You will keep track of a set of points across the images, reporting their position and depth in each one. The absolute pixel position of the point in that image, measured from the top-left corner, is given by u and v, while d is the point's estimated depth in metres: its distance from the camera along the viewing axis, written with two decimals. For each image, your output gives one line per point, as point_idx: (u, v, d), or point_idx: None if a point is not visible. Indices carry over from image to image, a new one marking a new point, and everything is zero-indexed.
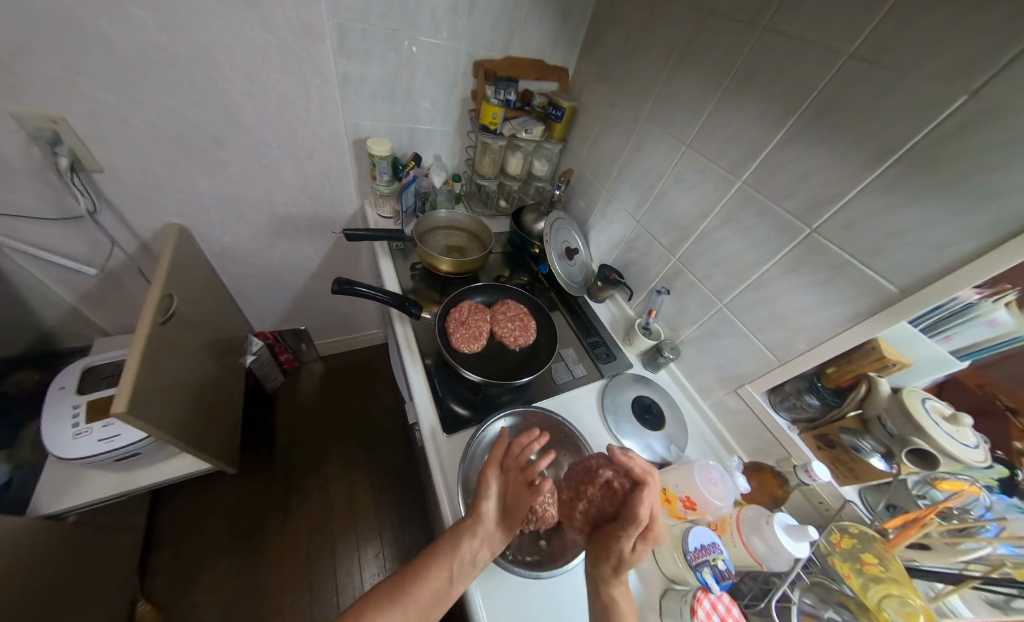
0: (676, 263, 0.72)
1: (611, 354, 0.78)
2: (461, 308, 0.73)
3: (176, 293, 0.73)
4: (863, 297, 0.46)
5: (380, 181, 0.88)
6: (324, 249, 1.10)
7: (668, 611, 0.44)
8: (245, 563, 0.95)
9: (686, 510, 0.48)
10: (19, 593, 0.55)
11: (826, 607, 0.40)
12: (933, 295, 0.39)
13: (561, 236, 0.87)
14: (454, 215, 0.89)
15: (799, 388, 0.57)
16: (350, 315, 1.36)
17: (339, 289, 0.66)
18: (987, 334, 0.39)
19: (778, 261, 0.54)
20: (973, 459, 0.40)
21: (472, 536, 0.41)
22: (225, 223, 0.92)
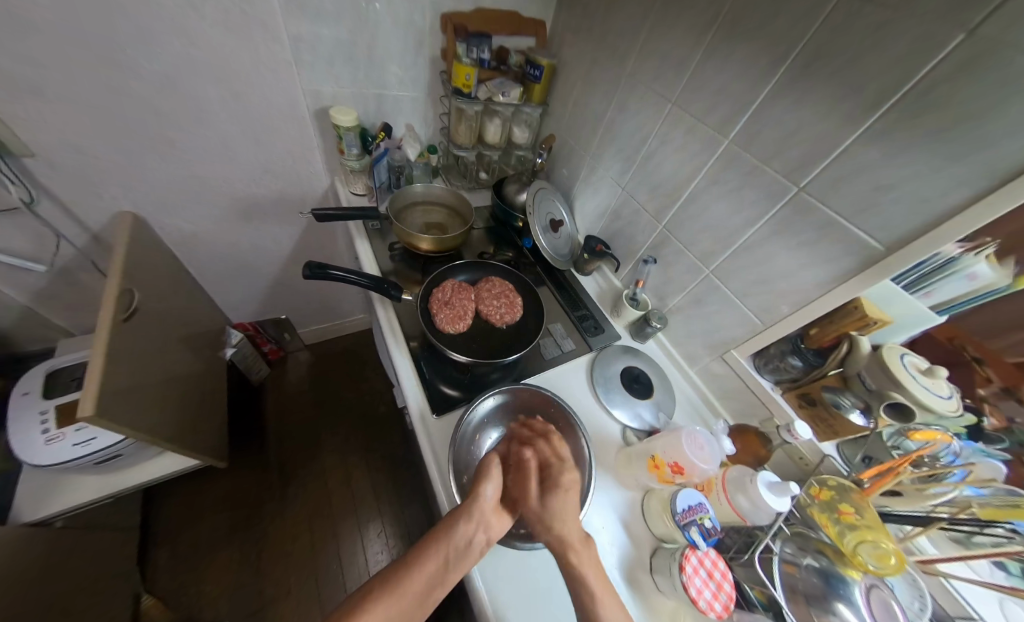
0: (663, 230, 0.71)
1: (600, 326, 0.77)
2: (445, 287, 0.71)
3: (136, 287, 0.68)
4: (847, 257, 0.45)
5: (348, 154, 0.81)
6: (295, 232, 1.04)
7: (658, 567, 0.47)
8: (248, 553, 0.97)
9: (674, 474, 0.49)
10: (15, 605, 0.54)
11: (804, 555, 0.43)
12: (915, 253, 0.39)
13: (545, 207, 0.83)
14: (430, 189, 0.84)
15: (782, 351, 0.57)
16: (331, 300, 1.31)
17: (311, 274, 0.62)
18: (966, 288, 0.40)
19: (764, 224, 0.53)
20: (946, 408, 0.43)
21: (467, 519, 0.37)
22: (183, 209, 0.85)
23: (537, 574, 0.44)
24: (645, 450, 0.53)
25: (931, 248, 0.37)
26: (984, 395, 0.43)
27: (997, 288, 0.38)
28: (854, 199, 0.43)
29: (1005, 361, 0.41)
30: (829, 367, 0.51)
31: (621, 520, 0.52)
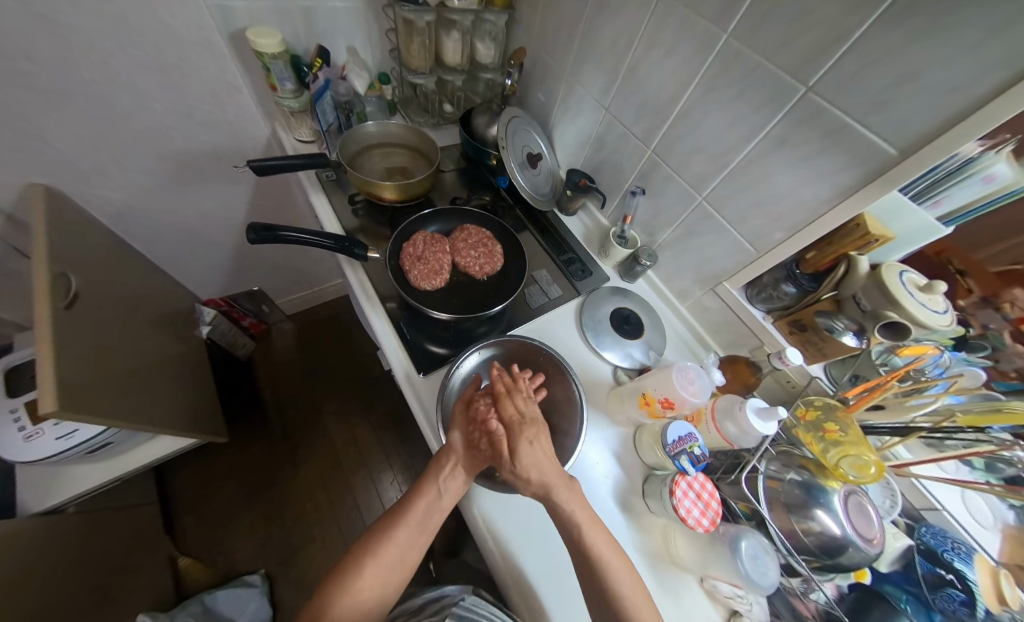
0: (651, 155, 0.63)
1: (587, 269, 0.73)
2: (416, 241, 0.65)
3: (71, 271, 0.60)
4: (855, 167, 0.40)
5: (282, 90, 0.68)
6: (247, 194, 0.93)
7: (649, 493, 0.49)
8: (270, 512, 1.02)
9: (664, 409, 0.49)
10: (44, 588, 0.56)
11: (788, 471, 0.45)
12: (932, 155, 0.34)
13: (519, 138, 0.74)
14: (385, 127, 0.73)
15: (776, 278, 0.54)
16: (305, 266, 1.23)
17: (258, 238, 0.56)
18: (980, 192, 0.37)
19: (763, 138, 0.47)
20: (941, 324, 0.41)
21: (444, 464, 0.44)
22: (104, 177, 0.73)
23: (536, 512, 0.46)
24: (636, 387, 0.53)
25: (952, 146, 0.32)
26: (964, 305, 0.44)
27: (1013, 190, 0.35)
28: (872, 95, 0.36)
29: (988, 272, 0.41)
30: (823, 290, 0.49)
31: (613, 454, 0.53)
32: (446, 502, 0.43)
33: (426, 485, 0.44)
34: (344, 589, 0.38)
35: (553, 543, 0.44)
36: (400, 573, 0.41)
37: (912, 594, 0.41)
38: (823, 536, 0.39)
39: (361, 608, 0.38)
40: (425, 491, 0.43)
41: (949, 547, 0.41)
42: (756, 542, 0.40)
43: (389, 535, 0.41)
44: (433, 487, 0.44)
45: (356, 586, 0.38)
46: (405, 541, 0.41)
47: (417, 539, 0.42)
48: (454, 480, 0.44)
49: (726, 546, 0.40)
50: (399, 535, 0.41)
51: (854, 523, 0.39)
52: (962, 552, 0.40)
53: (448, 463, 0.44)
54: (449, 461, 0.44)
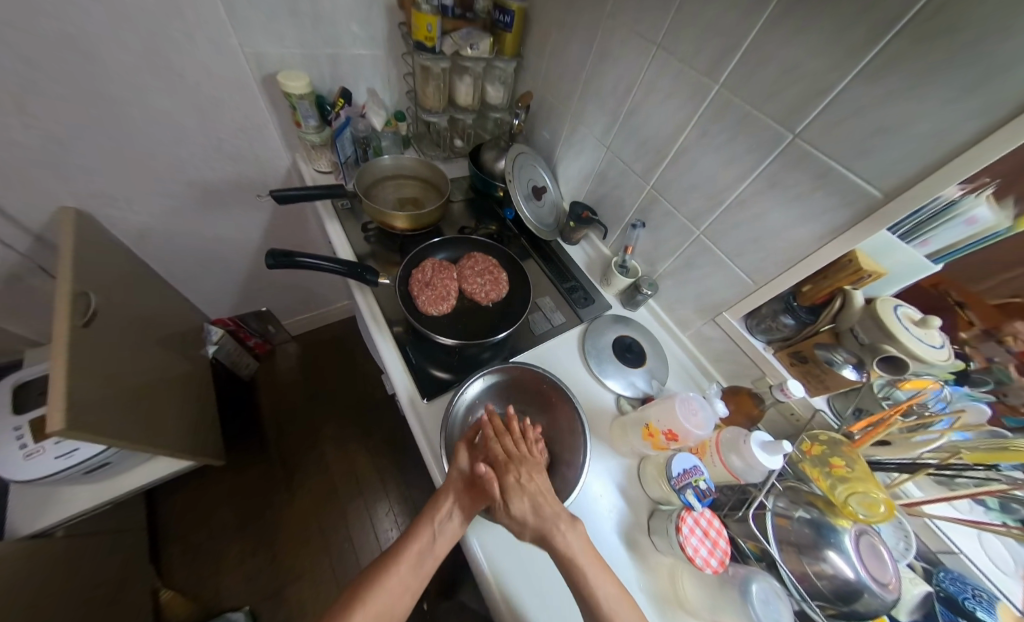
0: (651, 191, 0.67)
1: (589, 297, 0.75)
2: (424, 268, 0.67)
3: (92, 290, 0.62)
4: (845, 208, 0.43)
5: (306, 127, 0.74)
6: (263, 219, 0.98)
7: (655, 529, 0.48)
8: (260, 541, 0.99)
9: (668, 441, 0.48)
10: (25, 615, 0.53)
11: (797, 507, 0.43)
12: (914, 199, 0.36)
13: (526, 173, 0.78)
14: (400, 160, 0.77)
15: (775, 310, 0.55)
16: (313, 288, 1.26)
17: (275, 262, 0.58)
18: (965, 233, 0.39)
19: (756, 178, 0.50)
20: (937, 358, 0.41)
21: (446, 499, 0.43)
22: (133, 201, 0.78)
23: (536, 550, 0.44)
24: (640, 418, 0.53)
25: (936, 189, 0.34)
26: (965, 338, 0.45)
27: (998, 232, 0.37)
28: (855, 142, 0.39)
29: (986, 302, 0.42)
30: (822, 322, 0.50)
31: (617, 487, 0.52)
32: (440, 546, 0.41)
33: (422, 525, 0.42)
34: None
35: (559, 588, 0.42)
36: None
37: None
38: (836, 580, 0.38)
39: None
40: (420, 531, 0.42)
41: (971, 595, 0.40)
42: (767, 586, 0.39)
43: (378, 579, 0.38)
44: (428, 527, 0.42)
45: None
46: (394, 587, 0.38)
47: (410, 585, 0.39)
48: (452, 520, 0.42)
49: (736, 590, 0.39)
50: (388, 582, 0.38)
51: (868, 566, 0.38)
52: (984, 601, 0.39)
53: (444, 503, 0.43)
54: (448, 497, 0.43)
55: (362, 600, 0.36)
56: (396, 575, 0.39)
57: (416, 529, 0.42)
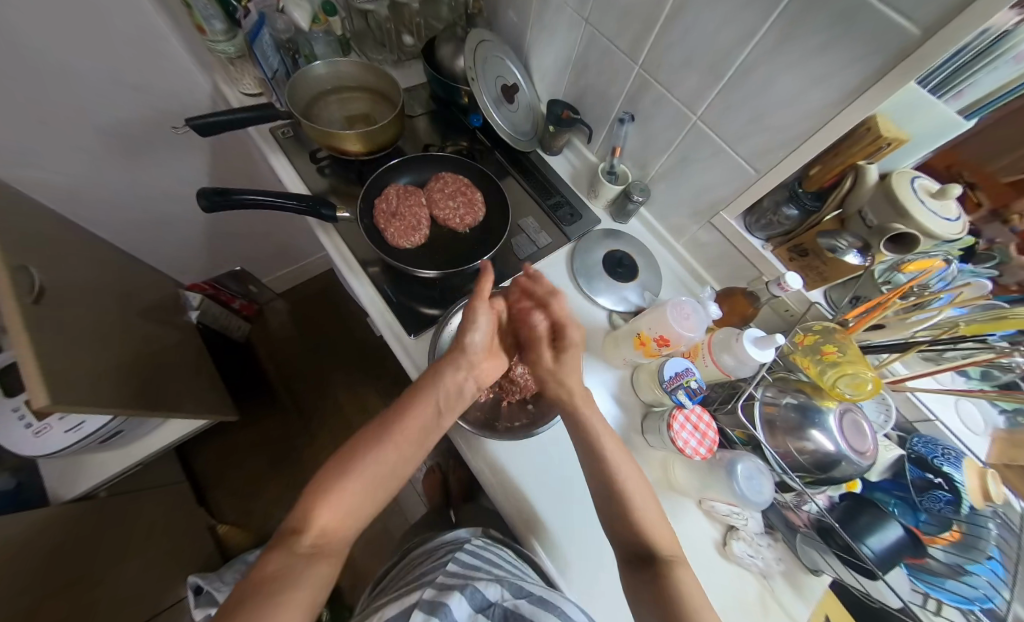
0: (640, 73, 0.56)
1: (576, 213, 0.69)
2: (388, 197, 0.60)
3: (31, 264, 0.55)
4: (872, 56, 0.35)
5: (213, 33, 0.59)
6: (204, 164, 0.86)
7: (648, 428, 0.50)
8: (294, 479, 1.09)
9: (660, 347, 0.48)
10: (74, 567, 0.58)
11: (784, 395, 0.45)
12: (962, 30, 0.27)
13: (491, 68, 0.65)
14: (337, 66, 0.64)
15: (777, 202, 0.50)
16: (285, 239, 1.18)
17: (212, 205, 0.51)
18: (1011, 74, 0.32)
19: (766, 32, 0.41)
20: (949, 232, 0.38)
21: (457, 366, 0.43)
22: (42, 158, 0.67)
23: (545, 449, 0.48)
24: (631, 330, 0.52)
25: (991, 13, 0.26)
26: (975, 219, 0.43)
27: None
28: None
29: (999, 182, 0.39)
30: (827, 209, 0.45)
31: (613, 396, 0.54)
32: (446, 417, 0.41)
33: (425, 393, 0.41)
34: (334, 491, 0.33)
35: (560, 491, 0.45)
36: (392, 482, 0.37)
37: (900, 497, 0.44)
38: (817, 454, 0.40)
39: (351, 516, 0.33)
40: (423, 400, 0.40)
41: (940, 454, 0.42)
42: (751, 464, 0.41)
43: (380, 441, 0.37)
44: (433, 396, 0.41)
45: (348, 491, 0.33)
46: (399, 450, 0.37)
47: (413, 449, 0.39)
48: (458, 390, 0.43)
49: (723, 469, 0.42)
50: (391, 447, 0.37)
51: (848, 438, 0.39)
52: (951, 457, 0.41)
53: (456, 364, 0.43)
54: (458, 363, 0.43)
55: (363, 457, 0.35)
56: (399, 438, 0.38)
57: (419, 396, 0.41)
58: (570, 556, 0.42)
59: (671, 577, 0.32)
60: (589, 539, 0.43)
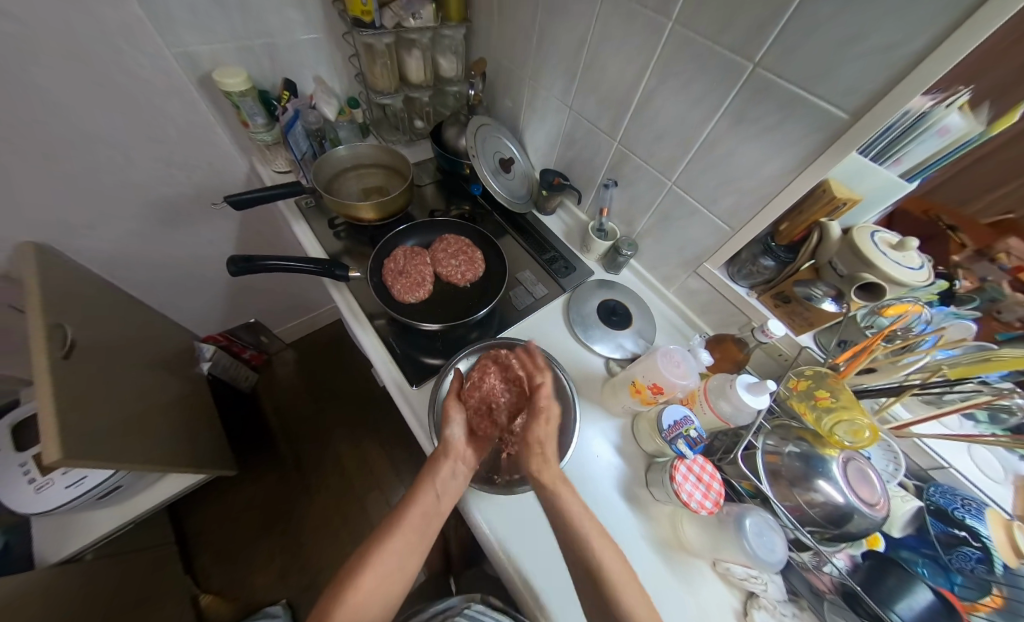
0: (619, 147, 0.64)
1: (570, 265, 0.74)
2: (396, 257, 0.66)
3: (66, 322, 0.60)
4: (815, 134, 0.41)
5: (255, 126, 0.71)
6: (233, 228, 0.95)
7: (653, 481, 0.49)
8: (286, 541, 1.03)
9: (655, 395, 0.48)
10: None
11: (786, 443, 0.44)
12: (884, 113, 0.34)
13: (490, 145, 0.75)
14: (357, 149, 0.74)
15: (754, 254, 0.54)
16: (299, 292, 1.25)
17: (239, 270, 0.57)
18: (938, 146, 0.37)
19: (722, 117, 0.48)
20: (916, 280, 0.40)
21: (446, 458, 0.44)
22: (94, 228, 0.75)
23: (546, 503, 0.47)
24: (626, 376, 0.53)
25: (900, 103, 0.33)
26: (957, 261, 0.45)
27: (970, 139, 0.36)
28: (817, 62, 0.37)
29: (979, 224, 0.44)
30: (801, 260, 0.49)
31: (614, 446, 0.53)
32: (445, 504, 0.42)
33: (424, 487, 0.43)
34: (340, 592, 0.35)
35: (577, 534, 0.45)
36: (398, 581, 0.37)
37: (928, 557, 0.41)
38: (827, 507, 0.39)
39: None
40: (421, 494, 0.42)
41: (959, 505, 0.41)
42: (760, 520, 0.40)
43: (387, 537, 0.39)
44: (431, 489, 0.43)
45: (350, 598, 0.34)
46: (403, 548, 0.39)
47: (417, 546, 0.40)
48: (454, 476, 0.44)
49: (731, 525, 0.40)
50: (394, 548, 0.38)
51: (856, 490, 0.38)
52: (972, 509, 0.40)
53: (449, 456, 0.44)
54: (446, 458, 0.44)
55: (366, 565, 0.37)
56: (399, 537, 0.39)
57: (416, 491, 0.42)
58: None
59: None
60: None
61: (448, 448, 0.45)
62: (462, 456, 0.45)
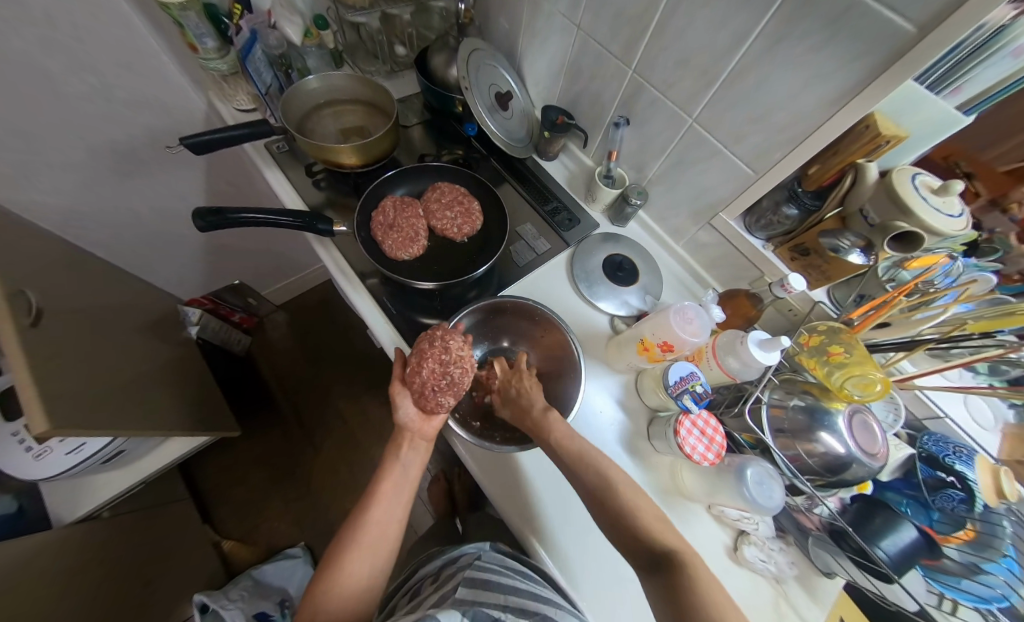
0: (634, 77, 0.56)
1: (574, 217, 0.69)
2: (385, 208, 0.60)
3: (26, 286, 0.54)
4: (870, 55, 0.34)
5: (205, 51, 0.59)
6: (200, 179, 0.86)
7: (655, 434, 0.50)
8: (298, 490, 1.08)
9: (664, 352, 0.47)
10: (79, 591, 0.57)
11: (792, 397, 0.44)
12: (951, 33, 0.28)
13: (484, 76, 0.65)
14: (329, 79, 0.64)
15: (777, 201, 0.50)
16: (283, 250, 1.18)
17: (208, 224, 0.51)
18: (1008, 71, 0.32)
19: (760, 35, 0.40)
20: (954, 229, 0.37)
21: (403, 437, 0.44)
22: (38, 180, 0.66)
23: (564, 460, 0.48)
24: (634, 334, 0.51)
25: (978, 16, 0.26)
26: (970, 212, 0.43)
27: None
28: None
29: (995, 171, 0.40)
30: (828, 208, 0.45)
31: (617, 401, 0.54)
32: (413, 473, 0.44)
33: (388, 467, 0.44)
34: (331, 580, 0.37)
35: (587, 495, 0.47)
36: (387, 548, 0.40)
37: (911, 497, 0.43)
38: (827, 457, 0.40)
39: (355, 593, 0.37)
40: (389, 471, 0.43)
41: (952, 452, 0.41)
42: (762, 469, 0.41)
43: (365, 517, 0.40)
44: (396, 465, 0.44)
45: (343, 579, 0.37)
46: (381, 517, 0.40)
47: (394, 514, 0.41)
48: (416, 451, 0.45)
49: (732, 475, 0.41)
50: (375, 518, 0.40)
51: (858, 440, 0.39)
52: (964, 455, 0.41)
53: (406, 436, 0.44)
54: (404, 440, 0.44)
55: (352, 544, 0.39)
56: (376, 512, 0.40)
57: (383, 471, 0.43)
58: (584, 570, 0.42)
59: (683, 576, 0.30)
60: (599, 548, 0.44)
61: (404, 429, 0.44)
62: (420, 433, 0.45)
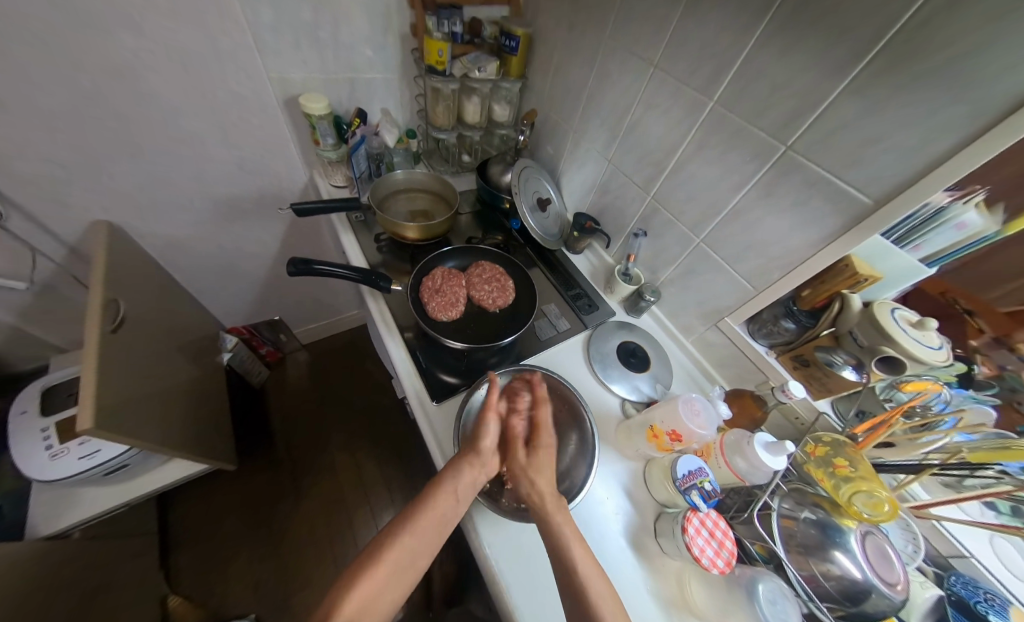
0: (651, 200, 0.69)
1: (593, 304, 0.77)
2: (434, 276, 0.70)
3: (121, 296, 0.64)
4: (835, 214, 0.44)
5: (324, 145, 0.78)
6: (279, 230, 1.02)
7: (661, 531, 0.49)
8: (265, 547, 0.99)
9: (672, 442, 0.49)
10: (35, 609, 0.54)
11: (802, 508, 0.44)
12: (902, 206, 0.37)
13: (531, 185, 0.82)
14: (412, 174, 0.81)
15: (775, 315, 0.57)
16: (324, 296, 1.30)
17: (296, 270, 0.61)
18: (955, 238, 0.40)
19: (751, 188, 0.52)
20: (934, 359, 0.42)
21: (470, 465, 0.44)
22: (160, 214, 0.83)
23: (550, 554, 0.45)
24: (644, 421, 0.54)
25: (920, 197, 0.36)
26: (975, 345, 0.45)
27: (987, 235, 0.38)
28: (839, 153, 0.41)
29: (997, 311, 0.43)
30: (822, 326, 0.51)
31: (624, 489, 0.53)
32: (462, 509, 0.41)
33: (444, 489, 0.41)
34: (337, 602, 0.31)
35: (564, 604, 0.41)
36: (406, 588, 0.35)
37: None
38: (843, 581, 0.38)
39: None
40: (442, 495, 0.41)
41: (983, 599, 0.39)
42: (774, 586, 0.39)
43: (400, 537, 0.37)
44: (450, 491, 0.42)
45: (366, 597, 0.33)
46: (416, 545, 0.37)
47: (430, 545, 0.38)
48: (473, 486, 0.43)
49: (742, 590, 0.39)
50: (409, 541, 0.37)
51: (874, 566, 0.38)
52: (996, 604, 0.38)
53: (468, 467, 0.44)
54: (469, 469, 0.43)
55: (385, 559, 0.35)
56: (413, 536, 0.38)
57: (436, 491, 0.41)
58: None
59: None
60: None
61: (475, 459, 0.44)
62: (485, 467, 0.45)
